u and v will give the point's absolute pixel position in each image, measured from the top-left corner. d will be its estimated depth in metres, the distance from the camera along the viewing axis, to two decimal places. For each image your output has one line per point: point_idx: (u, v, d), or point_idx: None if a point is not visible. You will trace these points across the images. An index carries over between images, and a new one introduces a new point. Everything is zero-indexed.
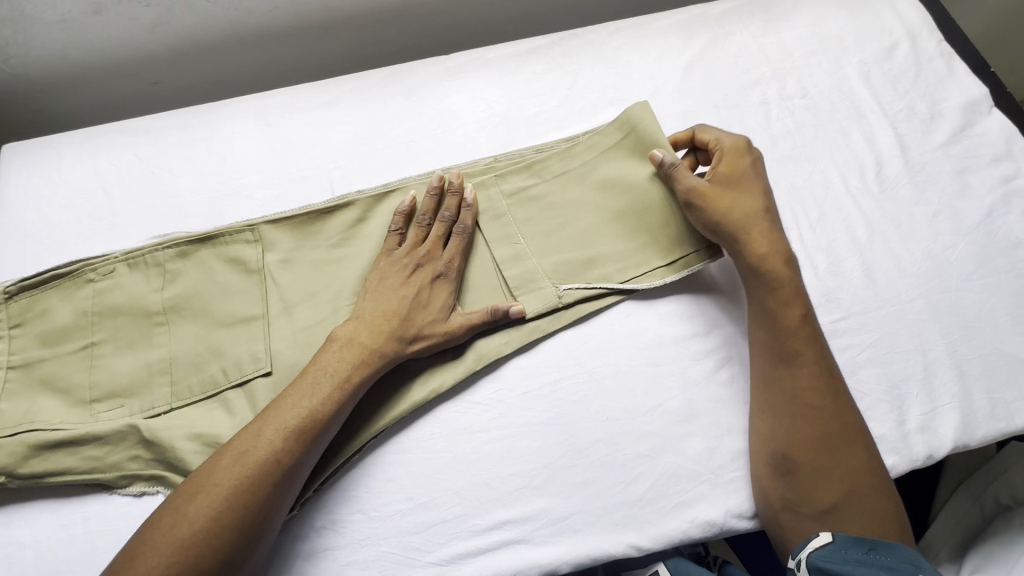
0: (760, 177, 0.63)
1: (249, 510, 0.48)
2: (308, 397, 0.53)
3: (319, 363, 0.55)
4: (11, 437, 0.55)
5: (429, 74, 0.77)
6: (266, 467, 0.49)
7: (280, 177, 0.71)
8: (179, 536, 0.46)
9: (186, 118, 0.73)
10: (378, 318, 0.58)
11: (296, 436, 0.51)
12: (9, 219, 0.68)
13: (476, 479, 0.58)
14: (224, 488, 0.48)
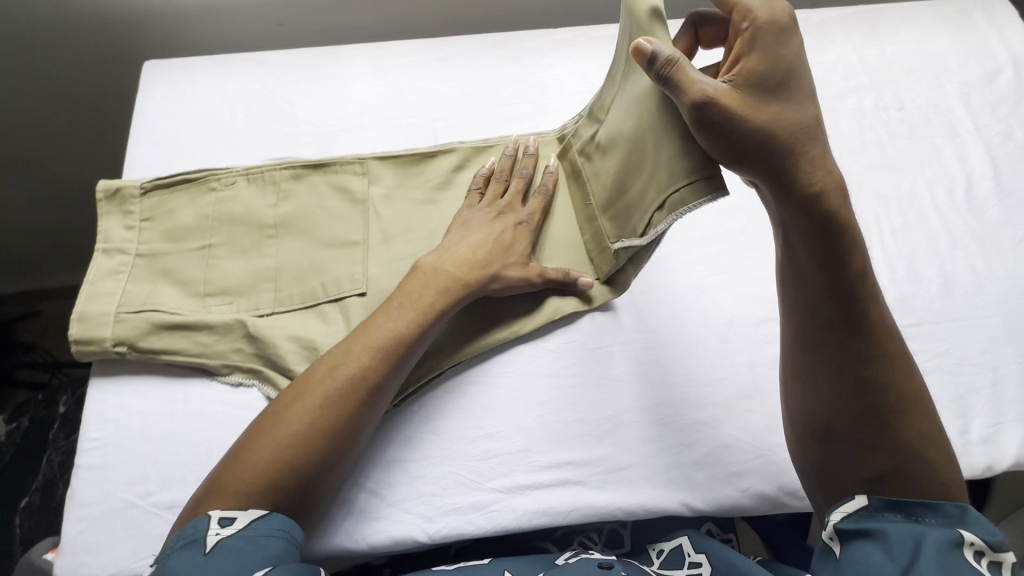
0: (796, 75, 0.47)
1: (341, 419, 0.52)
2: (392, 321, 0.57)
3: (404, 290, 0.59)
4: (135, 314, 0.61)
5: (536, 43, 0.81)
6: (354, 382, 0.53)
7: (389, 121, 0.75)
8: (285, 436, 0.50)
9: (309, 56, 0.79)
10: (461, 256, 0.62)
11: (384, 354, 0.55)
12: (146, 126, 0.74)
13: (542, 420, 0.61)
14: (319, 398, 0.52)
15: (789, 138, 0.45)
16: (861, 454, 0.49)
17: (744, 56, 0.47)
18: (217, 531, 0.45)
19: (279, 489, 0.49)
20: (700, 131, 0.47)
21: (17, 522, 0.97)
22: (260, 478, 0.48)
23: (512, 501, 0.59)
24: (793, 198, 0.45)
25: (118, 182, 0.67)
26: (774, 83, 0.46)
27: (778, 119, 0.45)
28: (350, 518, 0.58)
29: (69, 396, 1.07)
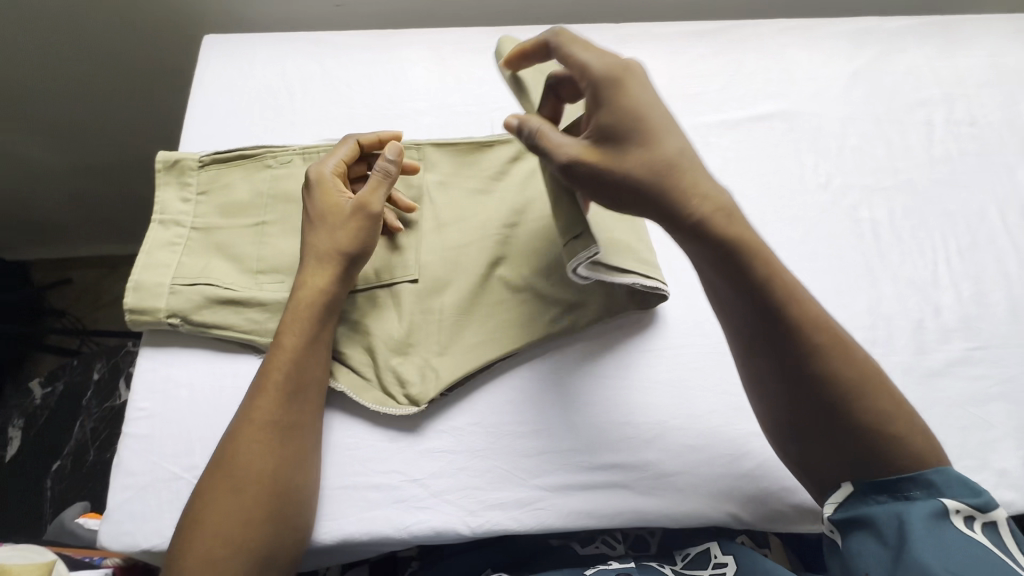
0: (614, 102, 0.47)
1: (264, 461, 0.52)
2: (286, 353, 0.55)
3: (286, 319, 0.57)
4: (190, 287, 0.61)
5: (597, 38, 0.79)
6: (266, 424, 0.53)
7: (446, 108, 0.74)
8: (223, 504, 0.50)
9: (369, 39, 0.78)
10: (311, 271, 0.58)
11: (284, 391, 0.54)
12: (204, 100, 0.74)
13: (590, 419, 0.61)
14: (236, 453, 0.51)
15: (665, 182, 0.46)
16: (828, 452, 0.48)
17: (603, 104, 0.47)
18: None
19: (244, 550, 0.49)
20: (577, 188, 0.49)
21: (49, 484, 0.98)
22: (213, 555, 0.48)
23: (557, 501, 0.58)
24: (702, 242, 0.48)
25: (177, 154, 0.67)
26: (648, 131, 0.47)
27: (642, 163, 0.47)
28: (391, 505, 0.57)
29: (104, 363, 1.08)
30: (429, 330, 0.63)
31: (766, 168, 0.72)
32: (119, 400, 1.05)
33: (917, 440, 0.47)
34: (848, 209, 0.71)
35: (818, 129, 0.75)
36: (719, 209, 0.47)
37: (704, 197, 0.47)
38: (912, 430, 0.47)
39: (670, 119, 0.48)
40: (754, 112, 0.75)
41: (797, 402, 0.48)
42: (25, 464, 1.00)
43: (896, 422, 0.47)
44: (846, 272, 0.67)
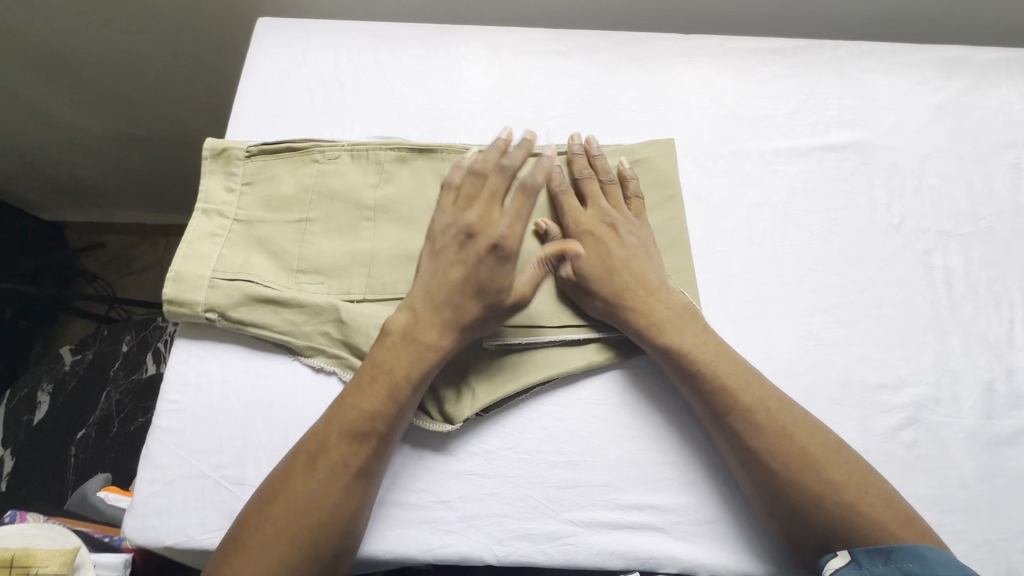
0: (619, 250, 0.60)
1: (348, 500, 0.50)
2: (392, 394, 0.53)
3: (398, 357, 0.54)
4: (229, 282, 0.60)
5: (664, 50, 0.75)
6: (357, 454, 0.51)
7: (500, 113, 0.71)
8: (291, 527, 0.48)
9: (426, 35, 0.76)
10: (456, 315, 0.56)
11: (380, 434, 0.52)
12: (254, 86, 0.72)
13: (629, 455, 0.58)
14: (320, 488, 0.49)
15: (632, 306, 0.58)
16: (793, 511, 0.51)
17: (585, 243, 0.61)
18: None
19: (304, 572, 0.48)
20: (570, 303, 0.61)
21: (73, 452, 1.00)
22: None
23: (588, 538, 0.56)
24: (663, 356, 0.57)
25: (224, 141, 0.66)
26: (620, 263, 0.59)
27: (609, 287, 0.58)
28: (417, 526, 0.56)
29: (132, 336, 1.09)
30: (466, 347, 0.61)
31: (834, 202, 0.68)
32: (145, 374, 1.06)
33: (895, 517, 0.49)
34: (920, 254, 0.66)
35: (894, 165, 0.70)
36: (673, 320, 0.57)
37: (665, 318, 0.57)
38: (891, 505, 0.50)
39: (654, 263, 0.61)
40: (826, 140, 0.71)
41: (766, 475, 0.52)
42: (52, 430, 1.01)
43: (849, 491, 0.50)
44: (913, 323, 0.63)
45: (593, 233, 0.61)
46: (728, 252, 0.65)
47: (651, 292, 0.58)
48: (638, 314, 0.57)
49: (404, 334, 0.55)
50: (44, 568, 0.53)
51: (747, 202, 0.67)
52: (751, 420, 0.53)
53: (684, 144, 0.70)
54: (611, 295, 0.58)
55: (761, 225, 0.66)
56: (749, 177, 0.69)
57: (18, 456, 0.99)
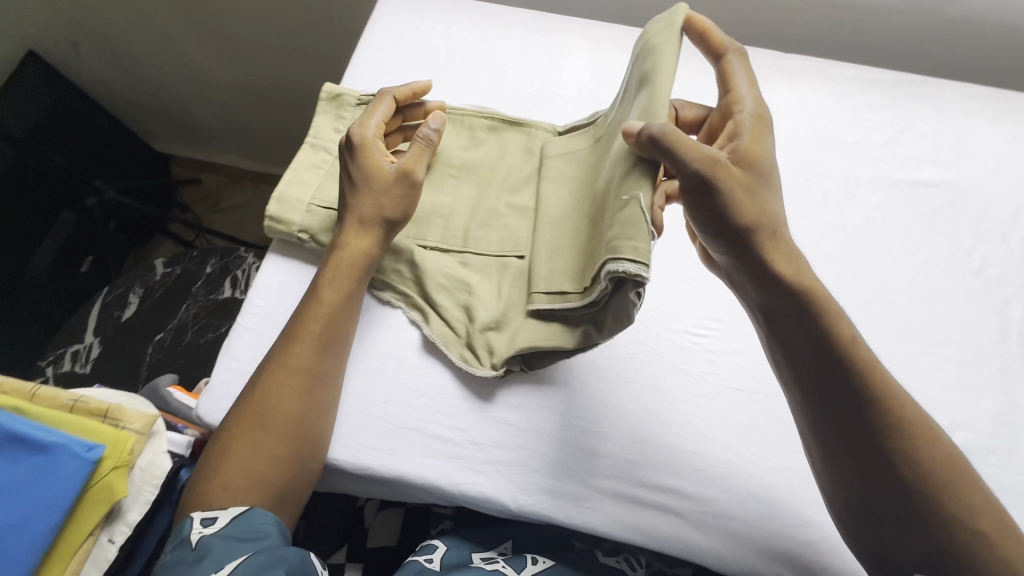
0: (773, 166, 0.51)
1: (290, 403, 0.56)
2: (329, 305, 0.59)
3: (341, 271, 0.60)
4: (323, 210, 0.67)
5: (762, 65, 0.77)
6: (298, 371, 0.57)
7: (592, 101, 0.75)
8: (241, 438, 0.54)
9: (534, 21, 0.80)
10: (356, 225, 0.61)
11: (323, 343, 0.58)
12: (371, 45, 0.79)
13: (658, 437, 0.60)
14: (270, 391, 0.56)
15: (762, 223, 0.47)
16: (853, 482, 0.49)
17: (743, 138, 0.50)
18: (199, 530, 0.49)
19: (265, 484, 0.53)
20: (703, 188, 0.46)
21: (149, 351, 1.11)
22: (241, 485, 0.53)
23: (607, 506, 0.58)
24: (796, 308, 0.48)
25: (340, 89, 0.74)
26: (758, 175, 0.49)
27: (749, 198, 0.47)
28: (447, 460, 0.59)
29: (216, 260, 1.20)
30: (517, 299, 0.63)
31: (912, 237, 0.67)
32: (222, 296, 1.16)
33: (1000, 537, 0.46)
34: (996, 303, 0.64)
35: (983, 210, 0.68)
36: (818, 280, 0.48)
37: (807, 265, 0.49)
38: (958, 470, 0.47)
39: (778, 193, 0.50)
40: (914, 175, 0.70)
41: (820, 438, 0.50)
42: (136, 329, 1.13)
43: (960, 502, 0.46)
44: (976, 369, 0.61)
45: (758, 139, 0.50)
46: None
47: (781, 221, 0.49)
48: (762, 226, 0.48)
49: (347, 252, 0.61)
50: (128, 424, 0.59)
51: (820, 222, 0.68)
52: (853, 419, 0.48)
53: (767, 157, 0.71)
54: (760, 211, 0.47)
55: (832, 246, 0.67)
56: (827, 198, 0.69)
57: (103, 346, 1.12)
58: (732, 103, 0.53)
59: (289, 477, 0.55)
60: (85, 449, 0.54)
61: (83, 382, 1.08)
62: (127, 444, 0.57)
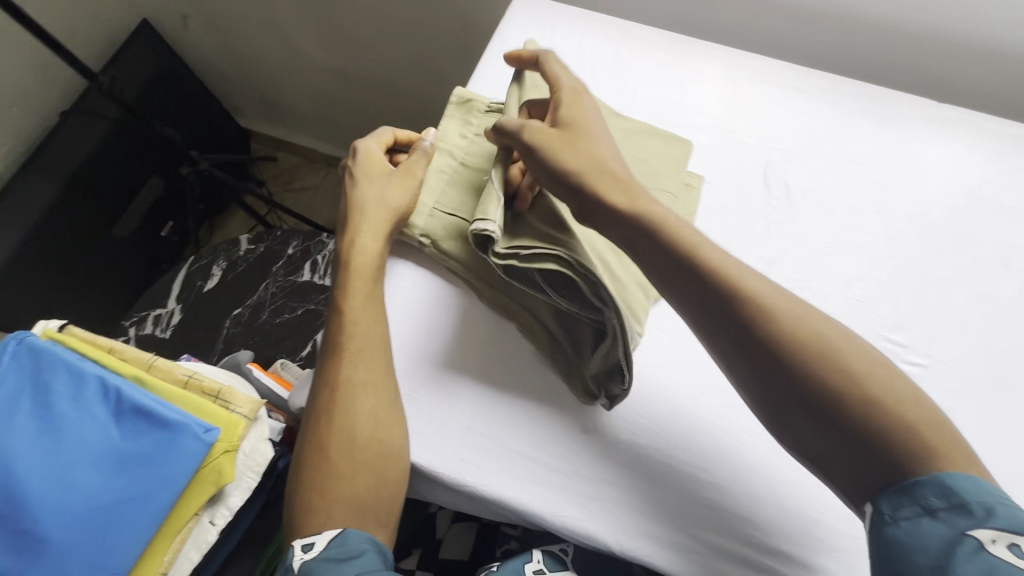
0: (601, 130, 0.55)
1: (341, 419, 0.56)
2: (351, 312, 0.59)
3: (356, 270, 0.62)
4: (446, 216, 0.66)
5: (910, 111, 0.72)
6: (338, 387, 0.57)
7: (724, 131, 0.72)
8: (309, 462, 0.55)
9: (668, 42, 0.78)
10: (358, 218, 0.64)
11: (361, 355, 0.58)
12: (501, 50, 0.78)
13: (776, 496, 0.57)
14: (329, 413, 0.56)
15: (582, 166, 0.52)
16: (792, 430, 0.42)
17: (562, 106, 0.57)
18: (299, 556, 0.51)
19: (353, 508, 0.53)
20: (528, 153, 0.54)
21: (226, 325, 1.13)
22: (331, 509, 0.53)
23: (716, 562, 0.55)
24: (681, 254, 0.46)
25: (471, 94, 0.73)
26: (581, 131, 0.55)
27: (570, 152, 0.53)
28: (551, 489, 0.57)
29: (298, 242, 1.21)
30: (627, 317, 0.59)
31: None
32: (300, 279, 1.17)
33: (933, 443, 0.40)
34: None
35: None
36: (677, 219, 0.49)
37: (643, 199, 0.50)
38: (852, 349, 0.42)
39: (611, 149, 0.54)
40: None
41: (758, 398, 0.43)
42: (216, 301, 1.16)
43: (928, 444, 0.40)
44: None
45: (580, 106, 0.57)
46: (931, 330, 0.61)
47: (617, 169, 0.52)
48: (583, 171, 0.52)
49: (360, 250, 0.62)
50: (237, 408, 0.59)
51: (966, 288, 0.63)
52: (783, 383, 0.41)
53: (910, 212, 0.67)
54: (579, 160, 0.52)
55: (978, 315, 0.62)
56: (975, 263, 0.64)
57: (184, 313, 1.15)
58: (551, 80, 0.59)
59: (373, 498, 0.54)
60: (203, 431, 0.54)
61: (163, 347, 1.11)
62: (238, 429, 0.57)
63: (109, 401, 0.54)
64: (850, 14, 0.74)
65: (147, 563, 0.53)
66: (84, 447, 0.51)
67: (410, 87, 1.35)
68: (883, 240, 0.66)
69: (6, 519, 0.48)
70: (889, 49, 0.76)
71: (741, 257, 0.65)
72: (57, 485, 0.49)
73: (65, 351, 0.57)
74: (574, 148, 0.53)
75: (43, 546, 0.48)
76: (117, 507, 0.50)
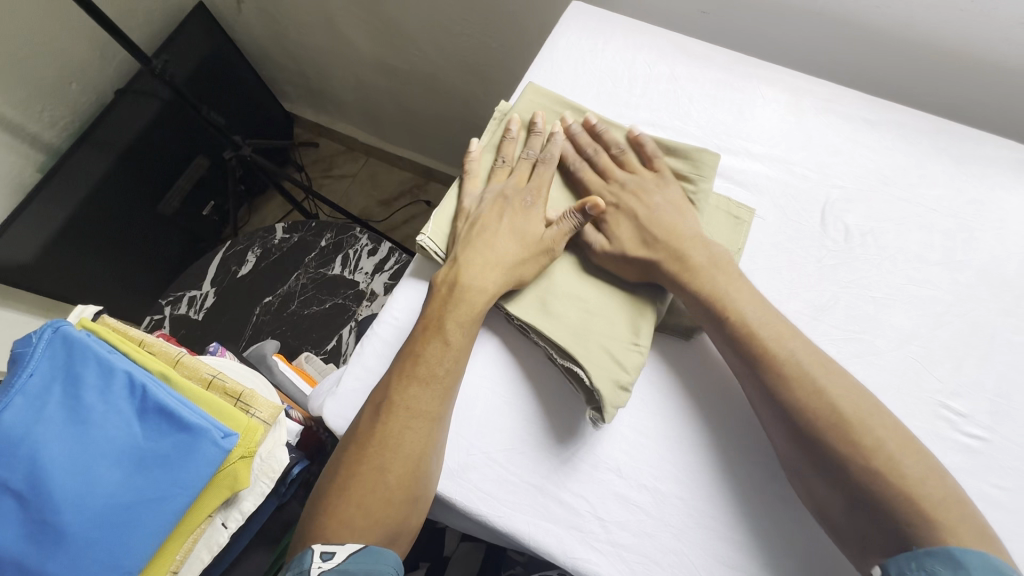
0: (673, 206, 0.61)
1: (408, 445, 0.53)
2: (456, 348, 0.56)
3: (470, 322, 0.57)
4: (469, 229, 0.62)
5: (992, 154, 0.66)
6: (417, 413, 0.54)
7: (780, 163, 0.67)
8: (361, 477, 0.52)
9: (729, 62, 0.74)
10: (506, 274, 0.58)
11: (441, 386, 0.55)
12: (550, 61, 0.74)
13: (805, 563, 0.53)
14: (388, 436, 0.53)
15: (665, 254, 0.58)
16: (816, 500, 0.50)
17: (630, 181, 0.63)
18: (318, 565, 0.47)
19: (393, 531, 0.52)
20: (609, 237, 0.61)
21: (256, 312, 1.15)
22: (368, 528, 0.51)
23: None
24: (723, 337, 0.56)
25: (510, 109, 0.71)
26: (648, 221, 0.61)
27: (641, 245, 0.59)
28: (566, 528, 0.55)
29: (331, 234, 1.21)
30: (584, 325, 0.58)
31: None
32: (331, 272, 1.17)
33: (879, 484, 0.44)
34: None
35: None
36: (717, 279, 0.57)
37: (699, 263, 0.58)
38: (854, 396, 0.50)
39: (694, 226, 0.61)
40: None
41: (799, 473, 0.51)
42: (249, 288, 1.17)
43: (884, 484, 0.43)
44: None
45: (644, 200, 0.62)
46: (997, 401, 0.56)
47: (683, 242, 0.59)
48: (691, 269, 0.58)
49: (487, 299, 0.57)
50: (257, 412, 0.59)
51: None
52: (823, 465, 0.49)
53: (982, 267, 0.62)
54: (654, 239, 0.59)
55: None
56: None
57: (217, 296, 1.17)
58: (619, 151, 0.65)
59: (407, 521, 0.53)
60: (221, 437, 0.54)
61: (195, 328, 1.13)
62: (256, 435, 0.57)
63: (135, 398, 0.54)
64: (936, 45, 0.68)
65: (160, 560, 0.54)
66: (107, 442, 0.52)
67: (456, 85, 1.33)
68: (950, 296, 0.61)
69: (30, 509, 0.49)
70: (975, 85, 0.70)
71: (790, 301, 0.61)
72: (77, 479, 0.50)
73: (96, 342, 0.57)
74: (649, 226, 0.60)
75: (61, 538, 0.49)
76: (134, 506, 0.51)
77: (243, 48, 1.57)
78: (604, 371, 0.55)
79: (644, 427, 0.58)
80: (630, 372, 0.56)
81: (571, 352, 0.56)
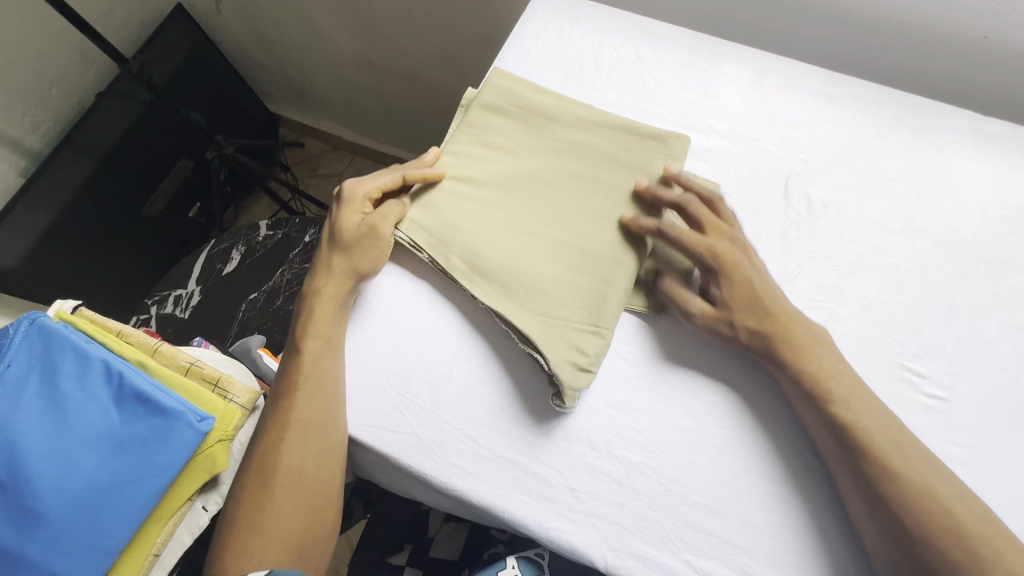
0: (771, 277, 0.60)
1: (287, 455, 0.56)
2: (311, 354, 0.59)
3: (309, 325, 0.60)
4: None
5: (950, 124, 0.68)
6: (294, 423, 0.57)
7: (745, 139, 0.69)
8: (251, 500, 0.55)
9: (693, 43, 0.75)
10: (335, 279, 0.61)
11: (310, 393, 0.57)
12: (517, 46, 0.75)
13: (775, 524, 0.54)
14: (270, 453, 0.56)
15: (784, 329, 0.57)
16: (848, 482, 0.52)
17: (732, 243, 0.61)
18: None
19: (295, 541, 0.55)
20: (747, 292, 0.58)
21: (242, 309, 1.15)
22: (267, 545, 0.54)
23: None
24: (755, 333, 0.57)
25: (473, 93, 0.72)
26: (758, 292, 0.58)
27: (751, 317, 0.57)
28: (540, 500, 0.56)
29: (315, 230, 1.22)
30: (546, 312, 0.59)
31: None
32: None
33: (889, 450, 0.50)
34: None
35: None
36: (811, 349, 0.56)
37: (805, 344, 0.56)
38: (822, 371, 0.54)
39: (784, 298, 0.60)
40: None
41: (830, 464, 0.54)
42: (234, 285, 1.18)
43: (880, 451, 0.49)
44: None
45: (753, 265, 0.60)
46: (957, 362, 0.58)
47: (791, 322, 0.57)
48: (807, 346, 0.56)
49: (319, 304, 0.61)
50: (235, 398, 0.60)
51: (998, 318, 0.59)
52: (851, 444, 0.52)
53: (942, 233, 0.63)
54: (778, 307, 0.58)
55: (1010, 346, 0.58)
56: (1011, 292, 0.60)
57: (203, 295, 1.18)
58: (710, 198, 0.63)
59: (309, 530, 0.56)
60: (197, 420, 0.55)
61: (181, 327, 1.14)
62: (233, 419, 0.58)
63: (112, 385, 0.55)
64: (893, 19, 0.69)
65: (141, 542, 0.55)
66: (85, 428, 0.53)
67: (435, 80, 1.35)
68: (911, 262, 0.62)
69: (8, 494, 0.50)
70: (934, 57, 0.71)
71: None
72: (55, 464, 0.51)
73: (73, 333, 0.58)
74: (769, 289, 0.59)
75: (41, 521, 0.50)
76: (112, 488, 0.52)
77: (225, 50, 1.58)
78: (565, 356, 0.57)
79: (615, 399, 0.59)
80: (589, 355, 0.58)
81: (534, 339, 0.57)
